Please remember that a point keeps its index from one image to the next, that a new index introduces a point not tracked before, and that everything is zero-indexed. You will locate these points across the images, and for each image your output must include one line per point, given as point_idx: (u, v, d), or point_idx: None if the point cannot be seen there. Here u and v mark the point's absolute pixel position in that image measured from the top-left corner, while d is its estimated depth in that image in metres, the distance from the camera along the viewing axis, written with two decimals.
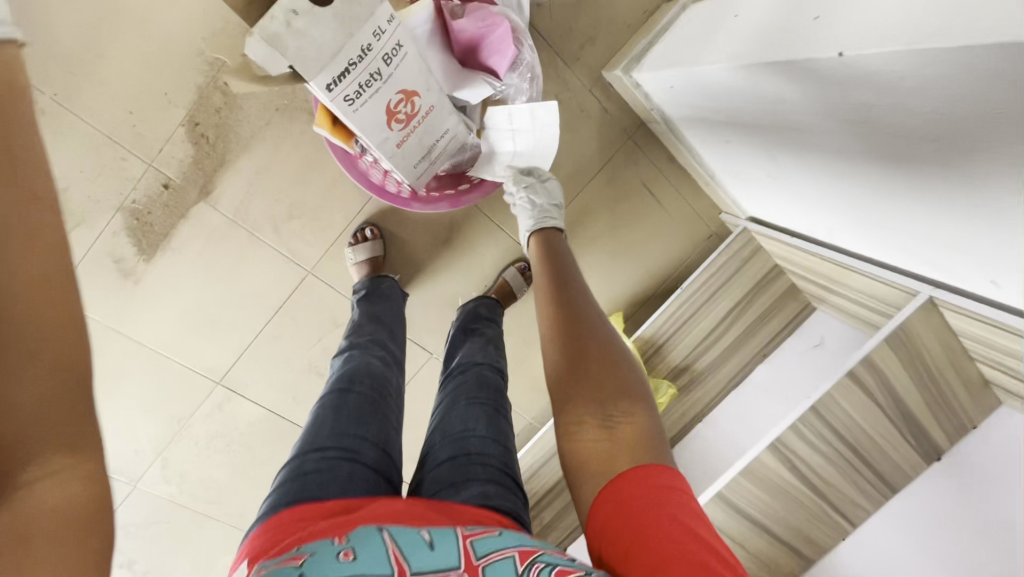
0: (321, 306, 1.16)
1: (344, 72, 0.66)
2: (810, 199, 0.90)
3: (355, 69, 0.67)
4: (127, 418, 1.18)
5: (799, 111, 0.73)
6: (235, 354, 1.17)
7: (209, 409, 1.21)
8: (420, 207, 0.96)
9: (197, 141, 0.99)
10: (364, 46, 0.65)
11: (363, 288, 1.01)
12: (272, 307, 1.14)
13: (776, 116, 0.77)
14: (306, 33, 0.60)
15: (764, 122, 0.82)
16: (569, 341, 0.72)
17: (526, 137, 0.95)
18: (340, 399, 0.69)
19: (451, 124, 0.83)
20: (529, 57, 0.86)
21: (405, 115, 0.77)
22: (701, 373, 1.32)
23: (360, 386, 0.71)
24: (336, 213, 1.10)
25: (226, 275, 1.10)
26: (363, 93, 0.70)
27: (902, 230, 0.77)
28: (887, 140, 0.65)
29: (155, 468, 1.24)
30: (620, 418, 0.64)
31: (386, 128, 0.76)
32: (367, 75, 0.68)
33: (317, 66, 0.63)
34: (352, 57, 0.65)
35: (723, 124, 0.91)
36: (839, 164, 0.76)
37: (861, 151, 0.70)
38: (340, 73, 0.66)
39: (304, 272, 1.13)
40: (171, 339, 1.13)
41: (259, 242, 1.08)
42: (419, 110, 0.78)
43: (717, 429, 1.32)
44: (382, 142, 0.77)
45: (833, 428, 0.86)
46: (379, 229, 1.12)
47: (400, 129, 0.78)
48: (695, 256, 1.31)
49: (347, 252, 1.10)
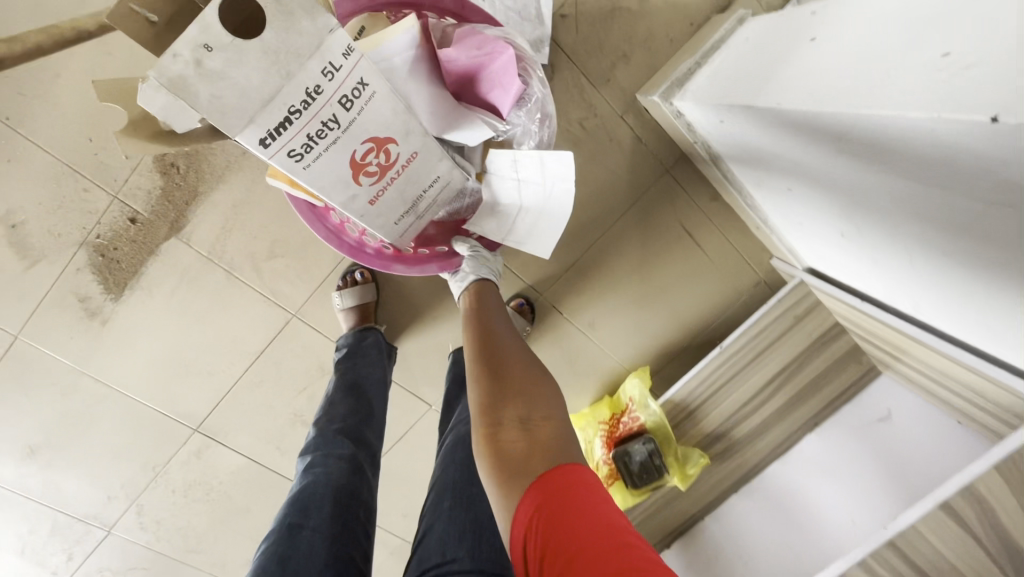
0: (308, 351, 1.04)
1: (284, 123, 0.54)
2: (894, 268, 0.71)
3: (297, 119, 0.55)
4: (98, 463, 1.08)
5: (896, 177, 0.54)
6: (213, 400, 1.06)
7: (186, 456, 1.10)
8: (403, 267, 0.87)
9: (167, 171, 0.88)
10: (310, 89, 0.53)
11: (347, 342, 0.96)
12: (254, 352, 1.03)
13: (854, 174, 0.60)
14: (228, 75, 0.48)
15: (838, 178, 0.64)
16: (489, 360, 0.69)
17: (534, 189, 0.80)
18: (292, 536, 0.72)
19: (443, 172, 0.72)
20: (539, 93, 0.75)
21: (376, 167, 0.66)
22: (740, 441, 1.14)
23: (312, 520, 0.73)
24: (324, 251, 0.97)
25: (201, 317, 0.98)
26: (314, 146, 0.59)
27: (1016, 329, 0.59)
28: (1006, 224, 0.46)
29: (130, 514, 1.14)
30: (537, 421, 0.60)
31: (352, 183, 0.66)
32: (318, 123, 0.57)
33: (242, 118, 0.51)
34: (294, 105, 0.53)
35: (788, 172, 0.73)
36: (935, 241, 0.58)
37: (970, 231, 0.52)
38: (279, 125, 0.54)
39: (289, 315, 1.01)
40: (143, 384, 1.02)
41: (237, 281, 0.96)
42: (395, 160, 0.67)
43: (755, 503, 1.16)
44: (348, 200, 0.67)
45: (912, 563, 0.68)
46: (370, 271, 1.00)
47: (372, 183, 0.67)
48: (737, 306, 1.13)
49: (334, 297, 0.98)
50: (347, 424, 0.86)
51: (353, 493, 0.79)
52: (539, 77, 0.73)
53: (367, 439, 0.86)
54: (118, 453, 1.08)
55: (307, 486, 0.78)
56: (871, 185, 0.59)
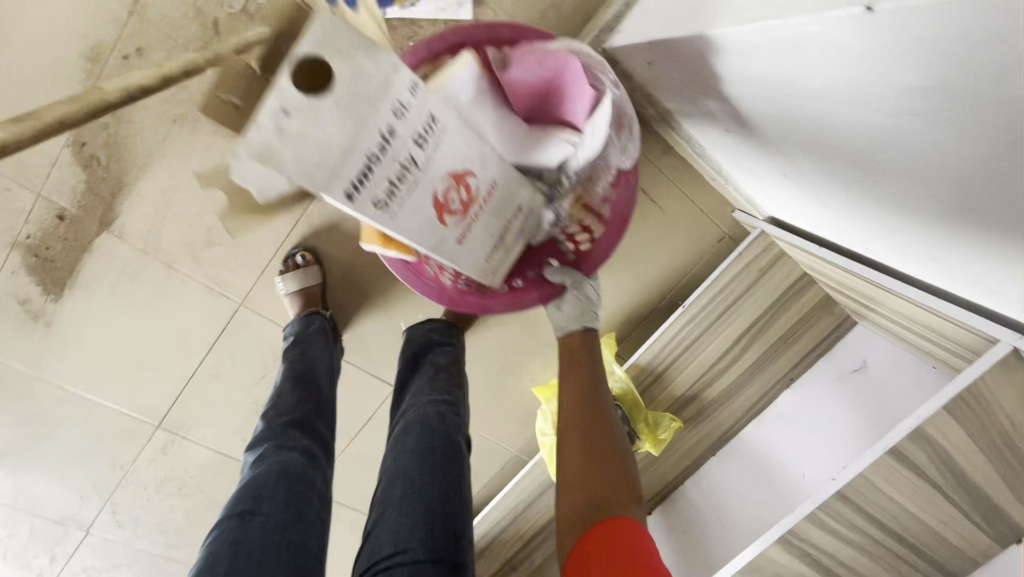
0: (260, 340, 1.02)
1: (367, 173, 0.47)
2: (834, 207, 0.68)
3: (393, 170, 0.50)
4: (66, 465, 1.08)
5: (805, 99, 0.51)
6: (172, 394, 1.05)
7: (153, 452, 1.10)
8: (501, 306, 0.89)
9: (88, 163, 0.85)
10: (383, 132, 0.46)
11: (294, 330, 0.93)
12: (205, 344, 1.01)
13: (776, 93, 0.54)
14: (308, 139, 0.42)
15: (763, 101, 0.58)
16: (583, 414, 0.69)
17: None
18: (244, 524, 0.66)
19: (526, 198, 0.72)
20: (612, 89, 0.71)
21: (458, 205, 0.60)
22: (712, 403, 1.11)
23: (265, 506, 0.68)
24: (262, 235, 0.94)
25: (145, 311, 0.96)
26: (398, 194, 0.52)
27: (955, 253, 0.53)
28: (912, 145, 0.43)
29: (106, 514, 1.15)
30: (612, 500, 0.59)
31: (441, 224, 0.59)
32: (397, 169, 0.50)
33: (327, 175, 0.45)
34: (370, 151, 0.46)
35: (717, 110, 0.70)
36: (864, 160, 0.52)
37: (884, 157, 0.49)
38: (361, 174, 0.47)
39: (235, 304, 0.98)
40: (96, 384, 1.01)
41: (177, 273, 0.94)
42: (475, 193, 0.62)
43: (732, 466, 1.13)
44: (439, 243, 0.60)
45: (870, 514, 0.65)
46: (313, 253, 0.97)
47: (456, 223, 0.61)
48: (702, 264, 1.09)
49: (278, 282, 0.95)
50: (297, 414, 0.80)
51: (307, 482, 0.73)
52: (611, 83, 0.70)
53: (317, 429, 0.81)
54: (83, 454, 1.08)
55: (258, 474, 0.72)
56: (793, 103, 0.54)
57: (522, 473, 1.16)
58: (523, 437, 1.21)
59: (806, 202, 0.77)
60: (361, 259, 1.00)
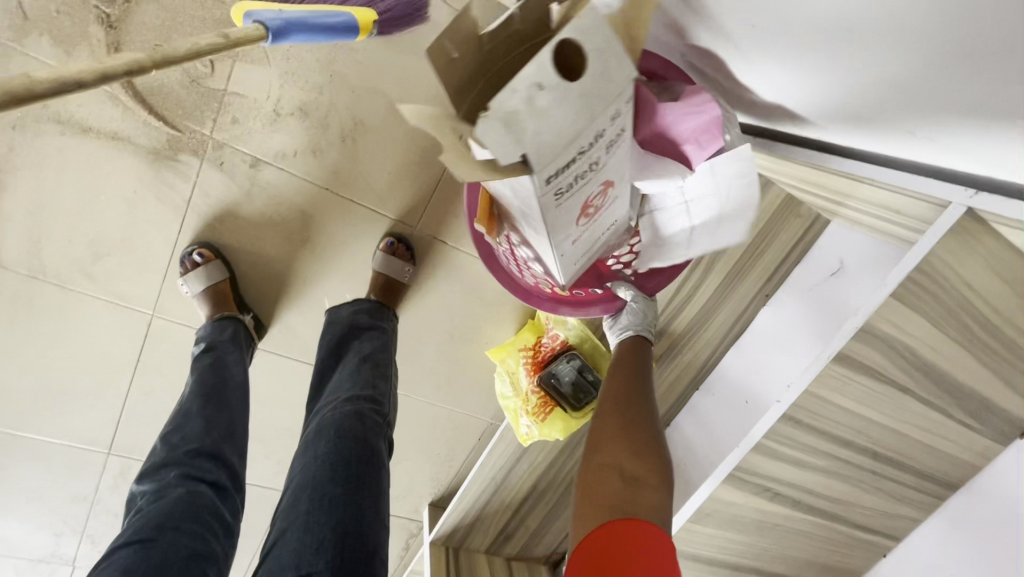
0: (186, 348, 0.96)
1: (568, 163, 0.45)
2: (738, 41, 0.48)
3: (581, 157, 0.46)
4: (29, 505, 1.05)
5: None
6: (112, 418, 1.00)
7: (112, 479, 1.06)
8: (570, 310, 0.77)
9: None
10: (599, 131, 0.45)
11: (205, 338, 0.84)
12: (130, 363, 0.95)
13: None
14: (552, 112, 0.41)
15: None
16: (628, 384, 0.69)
17: None
18: (138, 558, 0.59)
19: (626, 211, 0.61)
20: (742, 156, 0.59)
21: (594, 211, 0.55)
22: (683, 334, 1.02)
23: (166, 537, 0.61)
24: (153, 236, 0.86)
25: (57, 339, 0.91)
26: (566, 190, 0.48)
27: (885, 79, 0.40)
28: None
29: (86, 546, 1.13)
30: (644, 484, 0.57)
31: (572, 224, 0.53)
32: (585, 166, 0.47)
33: (553, 156, 0.43)
34: (584, 144, 0.45)
35: None
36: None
37: None
38: (564, 164, 0.45)
39: (148, 316, 0.92)
40: (32, 422, 0.97)
41: (75, 292, 0.87)
42: (604, 206, 0.56)
43: (716, 397, 1.04)
44: (560, 243, 0.55)
45: (835, 435, 0.56)
46: (212, 249, 0.88)
47: (584, 225, 0.55)
48: None
49: (181, 285, 0.88)
50: (207, 441, 0.72)
51: (215, 516, 0.66)
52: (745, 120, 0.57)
53: (229, 457, 0.72)
54: (45, 493, 1.05)
55: (159, 506, 0.64)
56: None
57: (496, 440, 1.10)
58: (493, 403, 1.13)
59: (708, 78, 0.61)
60: (266, 246, 0.91)
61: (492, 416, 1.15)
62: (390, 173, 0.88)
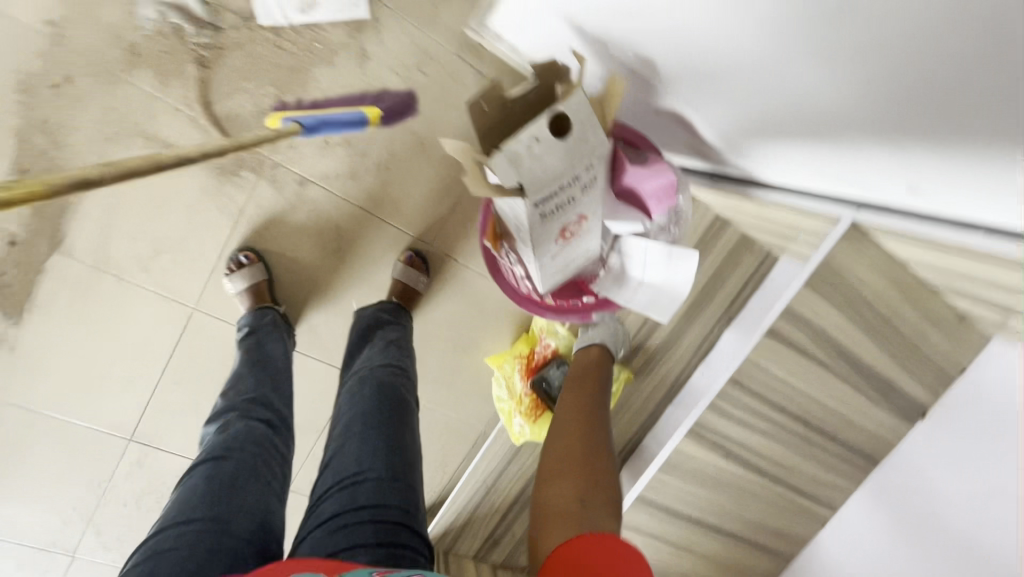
0: (219, 342, 1.08)
1: (550, 194, 0.64)
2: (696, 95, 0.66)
3: (563, 192, 0.65)
4: (45, 489, 1.11)
5: None
6: (139, 405, 1.09)
7: (129, 466, 1.13)
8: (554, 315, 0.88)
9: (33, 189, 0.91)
10: (575, 175, 0.64)
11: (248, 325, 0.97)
12: (166, 352, 1.06)
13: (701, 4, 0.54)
14: (543, 158, 0.61)
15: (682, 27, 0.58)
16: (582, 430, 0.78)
17: None
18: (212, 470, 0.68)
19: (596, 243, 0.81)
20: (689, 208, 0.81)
21: (569, 234, 0.74)
22: (657, 350, 1.15)
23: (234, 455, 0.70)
24: (207, 240, 1.00)
25: (105, 326, 1.02)
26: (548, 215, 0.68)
27: (888, 149, 0.50)
28: None
29: (90, 535, 1.17)
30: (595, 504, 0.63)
31: (551, 242, 0.73)
32: (562, 199, 0.66)
33: (539, 187, 0.62)
34: (564, 182, 0.64)
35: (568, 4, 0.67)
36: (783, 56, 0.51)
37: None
38: (546, 194, 0.64)
39: (190, 310, 1.04)
40: (67, 403, 1.06)
41: (130, 285, 1.00)
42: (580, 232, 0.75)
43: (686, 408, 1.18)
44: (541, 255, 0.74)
45: (772, 402, 0.71)
46: (256, 253, 1.01)
47: (561, 244, 0.74)
48: None
49: (226, 283, 1.01)
50: (259, 392, 0.83)
51: (270, 445, 0.75)
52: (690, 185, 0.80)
53: (278, 406, 0.83)
54: (63, 476, 1.11)
55: (226, 435, 0.74)
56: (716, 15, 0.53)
57: (489, 444, 1.21)
58: (487, 411, 1.25)
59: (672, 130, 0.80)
60: (303, 253, 1.05)
61: (485, 423, 1.26)
62: (416, 198, 1.05)
